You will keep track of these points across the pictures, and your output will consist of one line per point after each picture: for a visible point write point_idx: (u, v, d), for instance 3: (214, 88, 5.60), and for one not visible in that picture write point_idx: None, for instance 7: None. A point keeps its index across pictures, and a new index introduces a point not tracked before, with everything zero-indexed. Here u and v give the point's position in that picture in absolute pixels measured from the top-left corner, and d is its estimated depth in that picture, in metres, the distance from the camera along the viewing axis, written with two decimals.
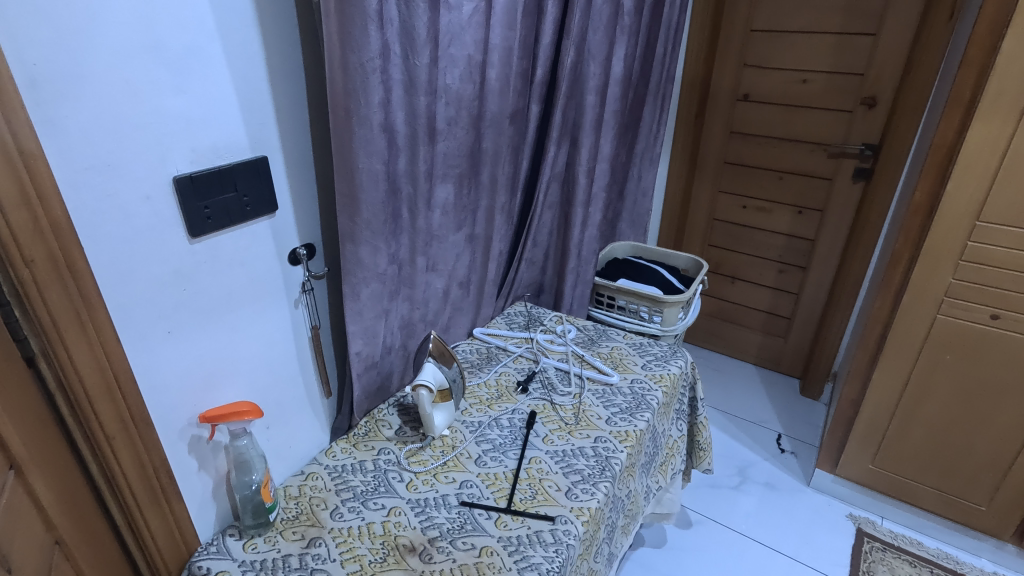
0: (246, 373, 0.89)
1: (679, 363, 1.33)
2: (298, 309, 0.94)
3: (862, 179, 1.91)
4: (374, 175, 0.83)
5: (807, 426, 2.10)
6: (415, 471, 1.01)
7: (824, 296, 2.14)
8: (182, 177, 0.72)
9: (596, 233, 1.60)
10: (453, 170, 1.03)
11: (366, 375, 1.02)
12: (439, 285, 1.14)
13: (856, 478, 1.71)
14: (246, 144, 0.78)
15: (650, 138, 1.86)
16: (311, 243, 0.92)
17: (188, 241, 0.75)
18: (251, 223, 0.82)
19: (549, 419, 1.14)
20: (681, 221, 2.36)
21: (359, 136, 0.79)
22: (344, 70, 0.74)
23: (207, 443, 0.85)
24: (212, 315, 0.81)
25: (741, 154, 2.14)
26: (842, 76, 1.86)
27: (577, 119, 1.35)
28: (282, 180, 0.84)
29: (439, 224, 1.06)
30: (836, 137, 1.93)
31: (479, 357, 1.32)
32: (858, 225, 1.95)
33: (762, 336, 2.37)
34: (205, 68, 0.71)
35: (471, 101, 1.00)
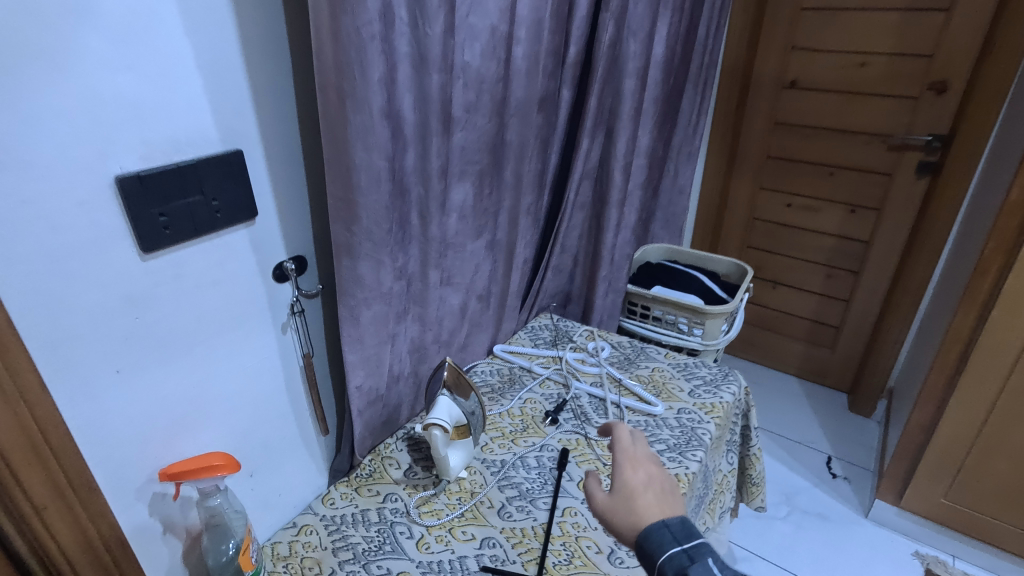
0: (223, 414, 0.73)
1: (732, 389, 1.15)
2: (286, 335, 0.78)
3: (927, 174, 1.71)
4: (376, 173, 0.67)
5: (859, 446, 1.90)
6: (426, 525, 0.84)
7: (877, 303, 1.94)
8: (129, 176, 0.56)
9: (630, 236, 1.42)
10: (472, 166, 0.86)
11: (369, 410, 0.86)
12: (455, 301, 0.97)
13: (924, 512, 1.52)
14: (216, 134, 0.62)
15: (689, 129, 1.68)
16: (301, 255, 0.76)
17: (141, 258, 0.59)
18: (225, 233, 0.66)
19: (583, 459, 0.97)
20: (716, 220, 2.16)
21: (356, 124, 0.62)
22: (335, 39, 0.58)
23: (174, 502, 0.70)
24: (177, 348, 0.65)
25: (786, 147, 1.94)
26: (907, 59, 1.65)
27: (613, 108, 1.17)
28: (263, 180, 0.68)
29: (456, 230, 0.90)
30: (898, 128, 1.73)
31: (500, 380, 1.15)
32: (922, 225, 1.74)
33: (806, 346, 2.17)
34: (159, 37, 0.55)
35: (494, 83, 0.83)
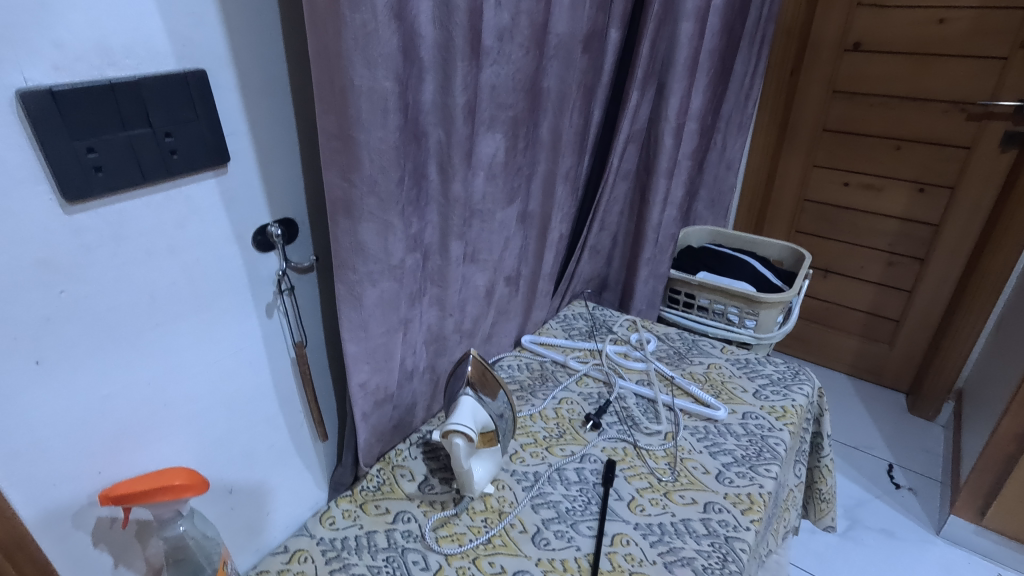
0: (189, 418, 0.58)
1: (805, 390, 0.97)
2: (273, 318, 0.63)
3: (1014, 147, 1.50)
4: (383, 105, 0.50)
5: (924, 454, 1.71)
6: (445, 553, 0.68)
7: (946, 294, 1.74)
8: (38, 91, 0.40)
9: (676, 214, 1.24)
10: (504, 113, 0.69)
11: (376, 413, 0.71)
12: (480, 282, 0.81)
13: (1011, 532, 1.32)
14: (168, 46, 0.46)
15: (740, 96, 1.49)
16: (290, 218, 0.60)
17: (64, 208, 0.44)
18: (185, 183, 0.50)
19: (634, 473, 0.80)
20: (763, 201, 1.97)
21: (355, 30, 0.46)
22: None
23: (126, 529, 0.55)
24: (124, 333, 0.50)
25: (846, 118, 1.73)
26: (995, 13, 1.45)
27: (666, 58, 1.00)
28: (236, 116, 0.52)
29: (483, 195, 0.73)
30: (981, 94, 1.52)
31: (530, 376, 0.99)
32: (1007, 204, 1.53)
33: (860, 342, 1.97)
34: None
35: (534, 5, 0.66)
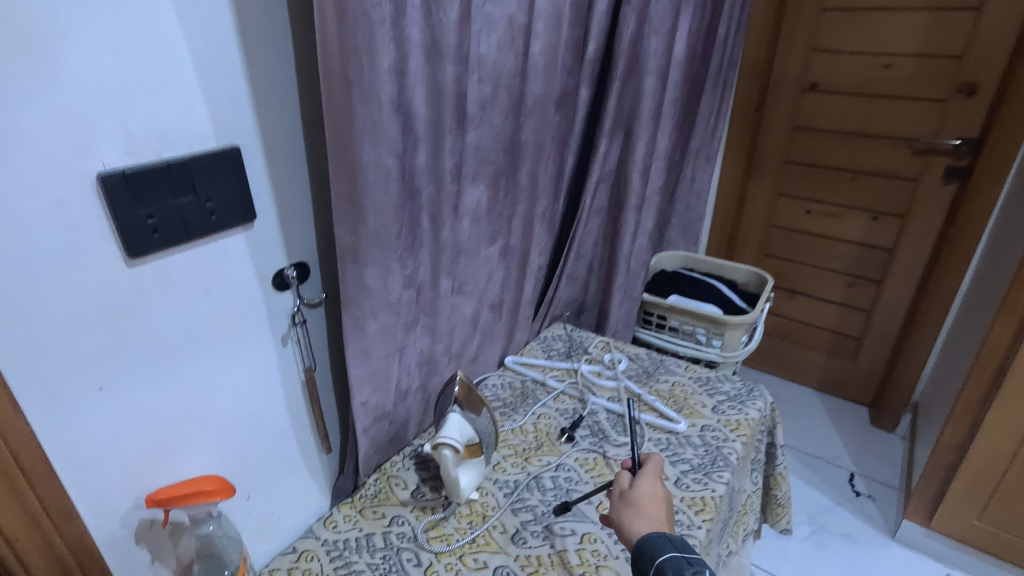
0: (216, 433, 0.67)
1: (758, 405, 1.08)
2: (286, 347, 0.73)
3: (955, 180, 1.65)
4: (384, 173, 0.61)
5: (883, 463, 1.83)
6: (435, 551, 0.78)
7: (902, 314, 1.87)
8: (112, 174, 0.51)
9: (647, 242, 1.36)
10: (486, 167, 0.81)
11: (375, 428, 0.81)
12: (466, 311, 0.92)
13: (957, 535, 1.44)
14: (210, 129, 0.57)
15: (708, 133, 1.62)
16: (303, 261, 0.71)
17: (126, 263, 0.54)
18: (220, 237, 0.61)
19: (603, 480, 0.91)
20: (733, 226, 2.10)
21: (362, 118, 0.57)
22: (340, 23, 0.52)
23: (163, 530, 0.64)
24: (167, 362, 0.60)
25: (807, 151, 1.87)
26: (935, 60, 1.59)
27: (632, 107, 1.12)
28: (261, 180, 0.63)
29: (469, 236, 0.84)
30: (925, 132, 1.66)
31: (512, 394, 1.09)
32: (951, 231, 1.67)
33: (826, 358, 2.09)
34: (148, 16, 0.50)
35: (511, 78, 0.77)
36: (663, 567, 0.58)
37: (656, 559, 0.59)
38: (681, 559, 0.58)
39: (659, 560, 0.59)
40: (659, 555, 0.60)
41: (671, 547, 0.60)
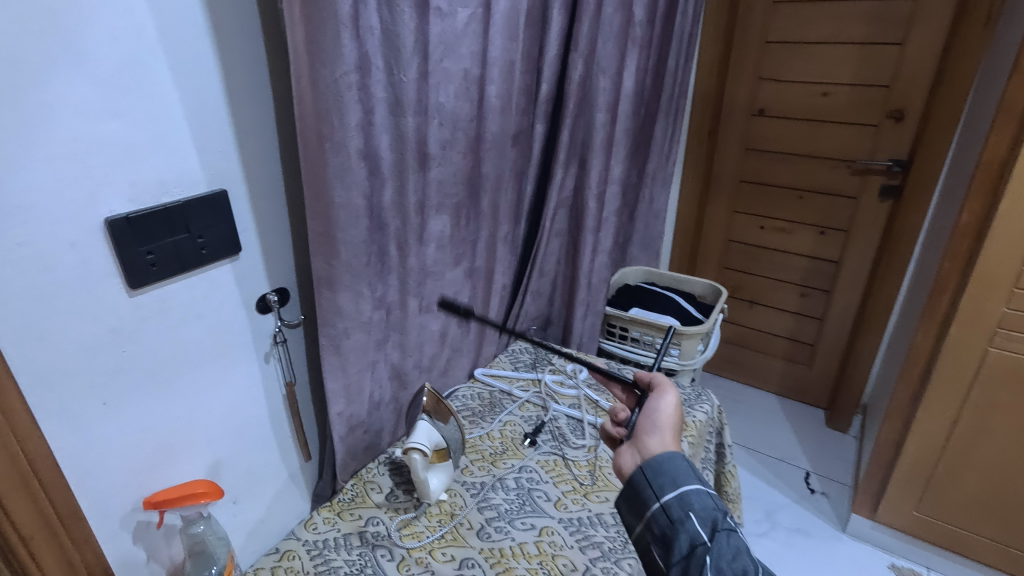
0: (205, 443, 0.75)
1: (705, 408, 1.19)
2: (269, 364, 0.81)
3: (890, 197, 1.79)
4: (354, 211, 0.71)
5: (837, 461, 1.94)
6: (407, 547, 0.86)
7: (850, 321, 2.00)
8: (117, 219, 0.59)
9: (606, 260, 1.47)
10: (449, 200, 0.90)
11: (350, 436, 0.89)
12: (435, 327, 1.01)
13: (898, 526, 1.53)
14: (202, 176, 0.66)
15: (665, 157, 1.74)
16: (284, 287, 0.79)
17: (129, 294, 0.62)
18: (210, 269, 0.70)
19: (561, 479, 1.00)
20: (694, 242, 2.22)
21: (334, 165, 0.66)
22: (314, 87, 0.62)
23: (157, 530, 0.72)
24: (162, 379, 0.68)
25: (758, 171, 2.01)
26: (867, 89, 1.74)
27: (585, 139, 1.23)
28: (246, 218, 0.72)
29: (435, 261, 0.93)
30: (862, 153, 1.81)
31: (481, 404, 1.18)
32: (889, 244, 1.81)
33: (784, 364, 2.22)
34: (150, 84, 0.59)
35: (468, 122, 0.88)
36: (690, 501, 0.60)
37: (682, 490, 0.61)
38: (709, 498, 0.61)
39: (687, 493, 0.61)
40: (685, 487, 0.61)
41: (699, 483, 0.62)
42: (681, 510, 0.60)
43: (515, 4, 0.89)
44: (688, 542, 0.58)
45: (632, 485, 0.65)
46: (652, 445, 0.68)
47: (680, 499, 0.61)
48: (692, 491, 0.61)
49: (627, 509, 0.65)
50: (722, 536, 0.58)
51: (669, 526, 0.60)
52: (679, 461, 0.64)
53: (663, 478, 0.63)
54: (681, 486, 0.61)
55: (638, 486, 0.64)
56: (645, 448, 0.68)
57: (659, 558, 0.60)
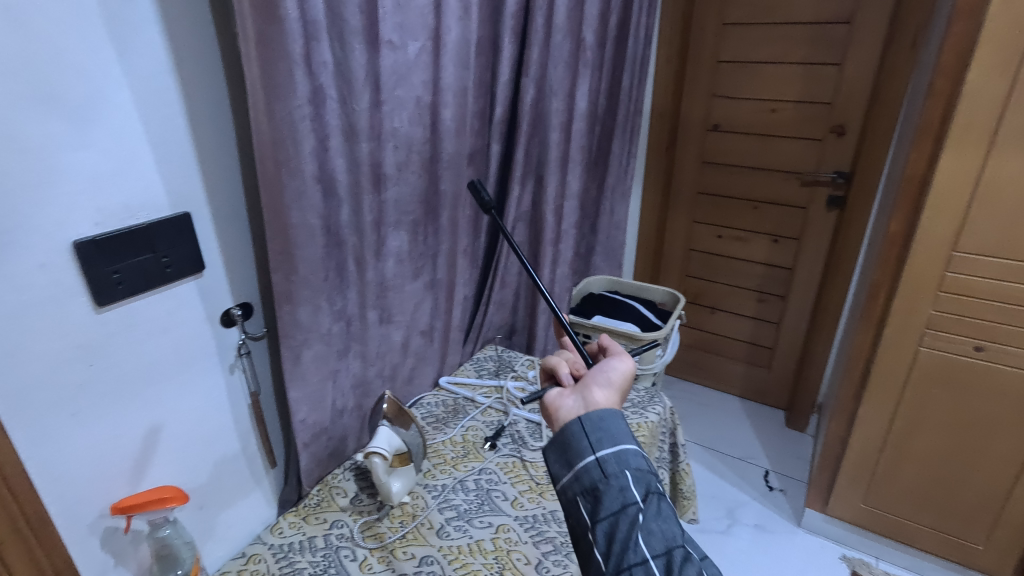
0: (171, 451, 0.79)
1: (658, 409, 1.25)
2: (233, 375, 0.85)
3: (836, 208, 1.89)
4: (310, 230, 0.77)
5: (795, 460, 2.02)
6: (369, 547, 0.90)
7: (805, 325, 2.10)
8: (85, 241, 0.63)
9: (567, 270, 1.54)
10: (406, 217, 0.96)
11: (314, 442, 0.94)
12: (396, 337, 1.06)
13: (848, 518, 1.61)
14: (166, 200, 0.71)
15: (623, 171, 1.82)
16: (247, 302, 0.84)
17: (96, 310, 0.66)
18: (175, 286, 0.74)
19: (519, 479, 1.05)
20: (657, 251, 2.31)
21: (290, 189, 0.73)
22: (270, 118, 0.68)
23: (125, 536, 0.75)
24: (129, 392, 0.72)
25: (715, 183, 2.11)
26: (811, 105, 1.85)
27: (541, 157, 1.30)
28: (209, 238, 0.77)
29: (394, 274, 0.98)
30: (809, 166, 1.91)
31: (445, 410, 1.22)
32: (836, 250, 1.91)
33: (745, 367, 2.30)
34: (116, 117, 0.64)
35: (422, 145, 0.94)
36: (627, 458, 0.57)
37: (621, 447, 0.58)
38: (646, 459, 0.57)
39: (625, 450, 0.57)
40: (624, 445, 0.58)
41: (636, 443, 0.59)
42: (617, 467, 0.56)
43: (466, 35, 0.96)
44: (620, 500, 0.54)
45: (566, 434, 0.60)
46: (598, 395, 0.65)
47: (616, 456, 0.57)
48: (629, 451, 0.58)
49: (556, 459, 0.60)
50: (653, 499, 0.55)
51: (600, 481, 0.56)
52: (619, 419, 0.60)
53: (601, 433, 0.59)
54: (619, 443, 0.58)
55: (572, 438, 0.60)
56: (590, 395, 0.65)
57: (584, 513, 0.56)
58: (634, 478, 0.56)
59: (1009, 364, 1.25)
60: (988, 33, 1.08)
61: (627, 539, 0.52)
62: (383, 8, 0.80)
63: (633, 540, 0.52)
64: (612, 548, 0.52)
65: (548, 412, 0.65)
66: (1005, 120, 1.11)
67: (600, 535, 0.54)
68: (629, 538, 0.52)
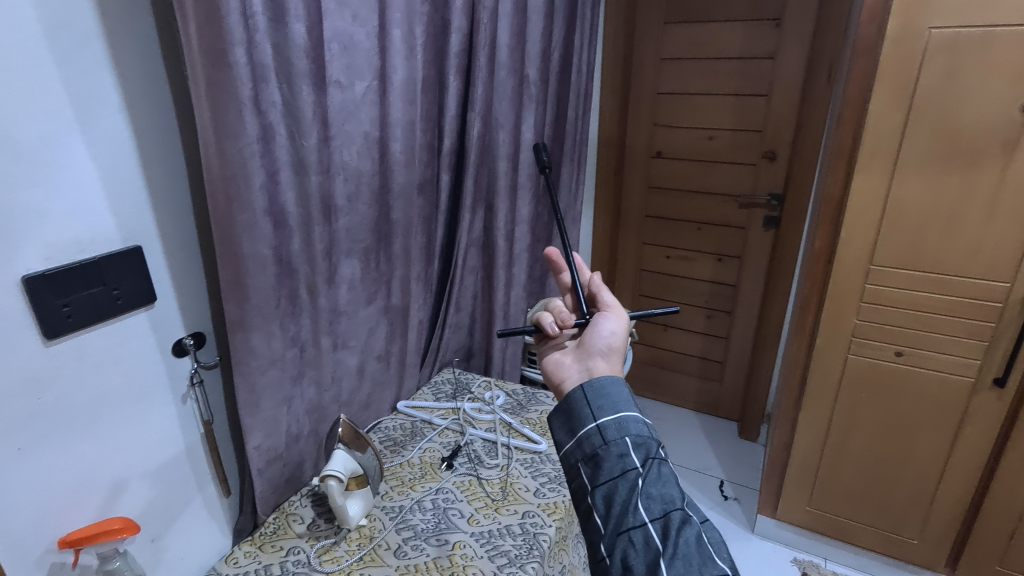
0: (122, 482, 0.79)
1: None
2: (186, 404, 0.86)
3: (772, 227, 2.02)
4: (261, 260, 0.80)
5: (748, 469, 2.10)
6: (326, 571, 0.89)
7: (751, 339, 2.20)
8: (35, 276, 0.65)
9: (521, 293, 1.59)
10: (358, 245, 1.00)
11: (269, 468, 0.95)
12: (351, 362, 1.08)
13: (797, 522, 1.68)
14: (117, 234, 0.73)
15: (573, 198, 1.90)
16: (200, 331, 0.86)
17: (45, 344, 0.68)
18: (126, 317, 0.76)
19: (474, 497, 1.07)
20: (610, 272, 2.39)
21: (241, 222, 0.76)
22: (220, 155, 0.71)
23: (73, 571, 0.75)
24: (78, 424, 0.73)
25: (660, 207, 2.22)
26: (743, 133, 1.99)
27: (490, 186, 1.38)
28: (160, 270, 0.79)
29: (347, 300, 1.02)
30: (745, 189, 2.04)
31: (402, 433, 1.24)
32: (775, 267, 2.03)
33: (698, 381, 2.39)
34: (68, 157, 0.66)
35: (371, 176, 0.99)
36: (627, 426, 0.58)
37: (621, 415, 0.59)
38: (646, 427, 0.59)
39: (626, 418, 0.58)
40: (624, 413, 0.59)
41: (637, 411, 0.60)
42: (617, 434, 0.57)
43: (412, 74, 1.03)
44: (620, 467, 0.55)
45: (570, 400, 0.62)
46: (601, 364, 0.69)
47: (617, 424, 0.58)
48: (630, 418, 0.59)
49: (561, 426, 0.62)
50: (654, 464, 0.56)
51: (600, 448, 0.57)
52: (622, 387, 0.62)
53: (602, 401, 0.60)
54: (621, 411, 0.59)
55: (575, 406, 0.61)
56: (594, 365, 0.69)
57: (584, 478, 0.57)
58: (637, 443, 0.57)
59: (927, 366, 1.36)
60: (884, 69, 1.21)
61: (627, 503, 0.53)
62: (330, 51, 0.86)
63: (633, 505, 0.53)
64: (612, 512, 0.53)
65: (552, 379, 0.70)
66: (904, 146, 1.24)
67: (599, 499, 0.55)
68: (628, 501, 0.53)
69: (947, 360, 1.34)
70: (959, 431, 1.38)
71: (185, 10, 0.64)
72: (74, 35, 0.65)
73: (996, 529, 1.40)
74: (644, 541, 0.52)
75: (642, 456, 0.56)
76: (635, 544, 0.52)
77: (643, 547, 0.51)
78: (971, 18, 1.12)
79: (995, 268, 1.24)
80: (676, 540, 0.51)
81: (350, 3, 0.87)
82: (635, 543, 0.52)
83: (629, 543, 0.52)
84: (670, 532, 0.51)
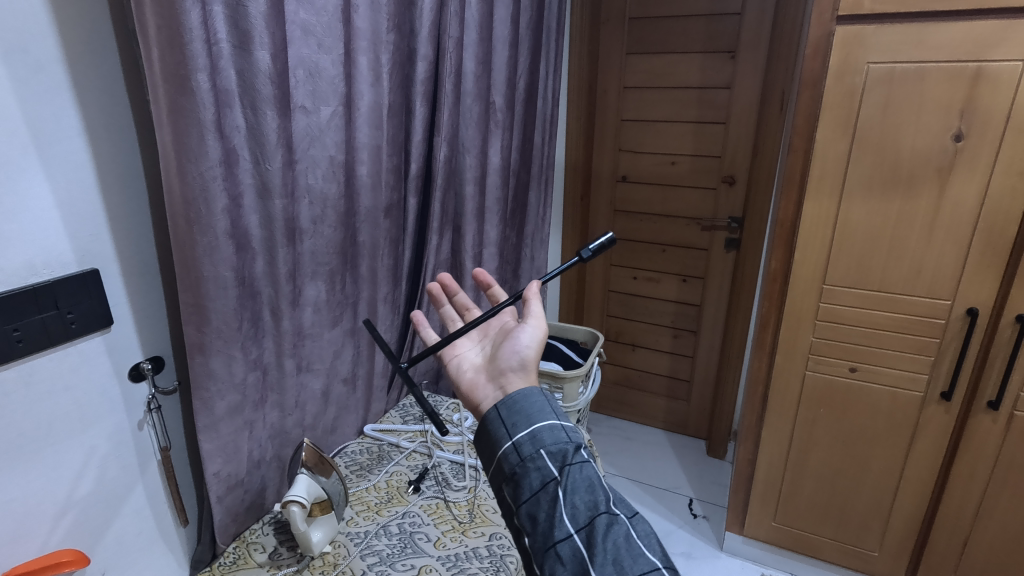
0: (70, 513, 0.76)
1: None
2: (142, 430, 0.84)
3: (733, 249, 2.09)
4: (223, 282, 0.80)
5: (716, 486, 2.13)
6: None
7: (715, 357, 2.25)
8: None
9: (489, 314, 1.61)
10: (323, 267, 1.00)
11: (229, 496, 0.93)
12: (316, 386, 1.07)
13: (763, 538, 1.70)
14: (73, 258, 0.72)
15: (541, 220, 1.93)
16: (159, 356, 0.84)
17: None
18: (79, 342, 0.74)
19: (442, 520, 1.06)
20: (579, 294, 2.43)
21: (202, 244, 0.76)
22: (181, 178, 0.72)
23: None
24: (26, 452, 0.70)
25: (626, 230, 2.28)
26: (703, 159, 2.07)
27: (457, 209, 1.40)
28: (118, 292, 0.78)
29: (311, 322, 1.01)
30: (707, 213, 2.12)
31: (369, 457, 1.22)
32: (736, 287, 2.09)
33: (666, 400, 2.43)
34: (24, 180, 0.66)
35: (337, 200, 1.00)
36: (542, 438, 0.59)
37: (534, 427, 0.60)
38: (562, 433, 0.59)
39: (539, 431, 0.59)
40: (538, 425, 0.60)
41: (551, 419, 0.61)
42: (532, 448, 0.58)
43: (377, 100, 1.05)
44: (539, 480, 0.56)
45: (487, 422, 0.62)
46: (514, 381, 0.71)
47: (532, 438, 0.59)
48: (543, 429, 0.60)
49: (483, 452, 0.62)
50: (573, 469, 0.57)
51: (519, 466, 0.58)
52: (533, 399, 0.63)
53: (516, 417, 0.61)
54: (533, 424, 0.60)
55: (492, 428, 0.61)
56: (506, 383, 0.71)
57: (509, 498, 0.58)
58: (557, 453, 0.58)
59: (879, 381, 1.42)
60: (828, 100, 1.28)
61: (551, 517, 0.54)
62: (295, 77, 0.88)
63: (557, 518, 0.54)
64: (539, 528, 0.54)
65: (470, 402, 0.73)
66: (850, 172, 1.31)
67: (525, 517, 0.56)
68: (553, 515, 0.54)
69: (897, 375, 1.40)
70: (911, 445, 1.43)
71: (148, 37, 0.66)
72: (32, 59, 0.65)
73: (950, 539, 1.45)
74: (572, 552, 0.52)
75: (562, 466, 0.57)
76: (563, 559, 0.52)
77: (571, 559, 0.52)
78: (904, 54, 1.21)
79: (936, 286, 1.31)
80: (603, 545, 0.52)
81: (316, 31, 0.89)
82: (562, 557, 0.52)
83: (557, 557, 0.52)
84: (596, 538, 0.52)
